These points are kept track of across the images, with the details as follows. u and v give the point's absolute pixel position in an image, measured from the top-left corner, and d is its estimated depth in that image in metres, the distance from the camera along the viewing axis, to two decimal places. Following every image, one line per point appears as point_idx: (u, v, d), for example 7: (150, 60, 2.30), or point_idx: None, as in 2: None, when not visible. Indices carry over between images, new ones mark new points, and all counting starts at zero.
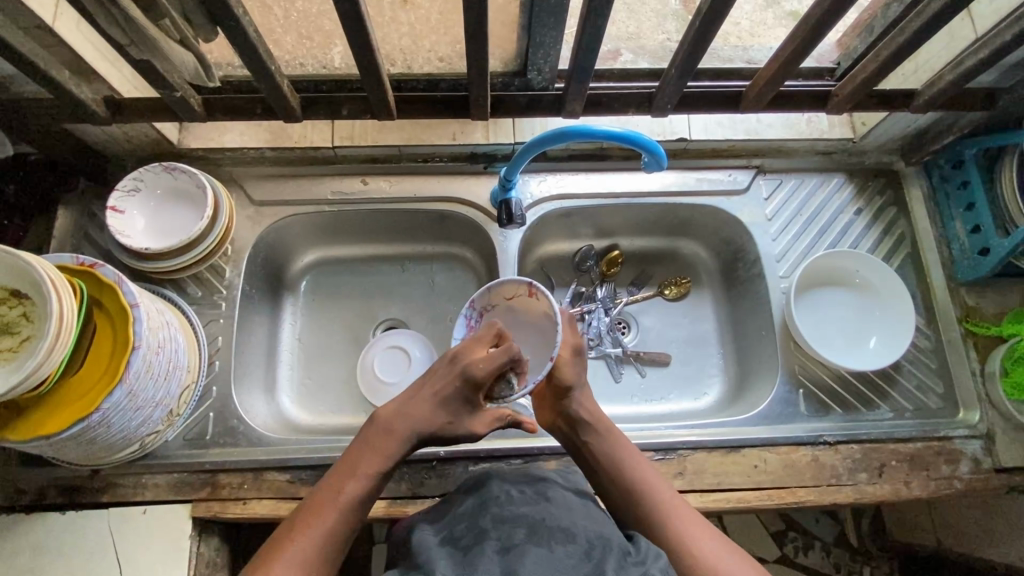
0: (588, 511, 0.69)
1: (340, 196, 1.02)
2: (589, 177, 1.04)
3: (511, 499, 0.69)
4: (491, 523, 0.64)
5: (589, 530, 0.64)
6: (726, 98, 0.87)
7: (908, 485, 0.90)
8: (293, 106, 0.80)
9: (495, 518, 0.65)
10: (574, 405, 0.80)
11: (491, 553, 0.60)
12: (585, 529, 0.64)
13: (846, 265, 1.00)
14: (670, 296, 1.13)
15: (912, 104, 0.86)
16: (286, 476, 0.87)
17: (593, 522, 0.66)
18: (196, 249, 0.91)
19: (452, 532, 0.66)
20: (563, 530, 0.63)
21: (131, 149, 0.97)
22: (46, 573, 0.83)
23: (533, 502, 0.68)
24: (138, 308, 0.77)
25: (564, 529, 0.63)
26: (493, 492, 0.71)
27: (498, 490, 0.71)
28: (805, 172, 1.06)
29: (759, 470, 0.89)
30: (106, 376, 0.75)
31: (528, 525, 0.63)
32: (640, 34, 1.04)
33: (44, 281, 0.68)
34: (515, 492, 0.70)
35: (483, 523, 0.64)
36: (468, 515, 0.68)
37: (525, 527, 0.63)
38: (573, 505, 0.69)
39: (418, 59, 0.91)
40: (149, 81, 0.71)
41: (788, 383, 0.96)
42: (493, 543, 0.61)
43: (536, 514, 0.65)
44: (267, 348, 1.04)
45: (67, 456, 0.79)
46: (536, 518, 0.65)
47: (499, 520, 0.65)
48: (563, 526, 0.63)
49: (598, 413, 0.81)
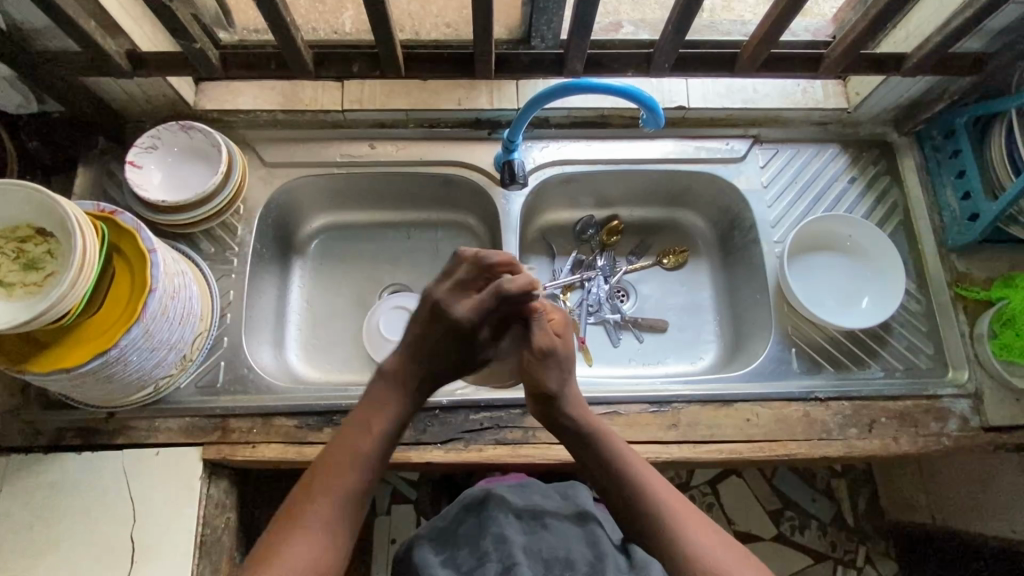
0: (583, 535, 0.78)
1: (348, 158, 1.05)
2: (590, 144, 1.08)
3: (510, 521, 0.78)
4: (493, 544, 0.74)
5: (587, 555, 0.76)
6: (721, 60, 0.90)
7: (897, 440, 0.92)
8: (306, 60, 0.83)
9: (496, 538, 0.75)
10: (565, 407, 0.78)
11: None
12: (581, 557, 0.75)
13: (839, 230, 1.03)
14: (668, 265, 1.16)
15: (902, 68, 0.89)
16: (294, 422, 0.91)
17: (587, 545, 0.77)
18: (211, 203, 0.95)
19: (454, 555, 0.76)
20: (560, 563, 0.74)
21: (149, 110, 1.01)
22: (62, 509, 0.86)
23: (531, 530, 0.78)
24: (155, 252, 0.80)
25: (562, 559, 0.74)
26: (492, 510, 0.79)
27: (497, 508, 0.79)
28: (801, 142, 1.09)
29: (752, 424, 0.92)
30: (125, 315, 0.79)
31: (528, 552, 0.74)
32: (642, 9, 1.08)
33: (70, 219, 0.71)
34: (513, 512, 0.79)
35: (485, 545, 0.75)
36: (471, 535, 0.78)
37: (525, 553, 0.74)
38: (568, 529, 0.79)
39: (426, 25, 0.96)
40: (171, 29, 0.75)
41: (782, 342, 0.99)
42: (494, 564, 0.72)
43: (533, 543, 0.76)
44: (276, 307, 1.07)
45: (85, 394, 0.82)
46: (534, 547, 0.75)
47: (499, 541, 0.74)
48: (560, 557, 0.74)
49: (590, 418, 0.79)
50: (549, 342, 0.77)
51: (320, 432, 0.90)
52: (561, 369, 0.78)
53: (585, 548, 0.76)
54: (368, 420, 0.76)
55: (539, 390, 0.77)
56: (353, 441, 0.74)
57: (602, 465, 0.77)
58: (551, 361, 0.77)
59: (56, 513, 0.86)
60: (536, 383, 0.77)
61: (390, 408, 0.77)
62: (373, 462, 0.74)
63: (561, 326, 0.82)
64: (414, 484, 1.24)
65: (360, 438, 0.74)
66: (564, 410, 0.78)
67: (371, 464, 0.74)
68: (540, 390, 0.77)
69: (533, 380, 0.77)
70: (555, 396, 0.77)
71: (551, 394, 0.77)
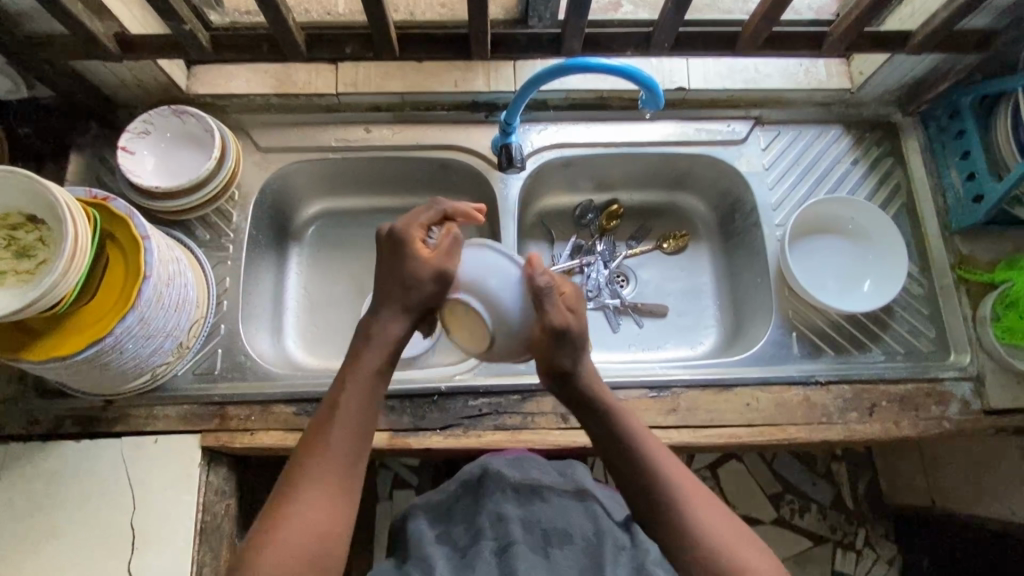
0: (583, 506, 0.81)
1: (343, 143, 1.04)
2: (589, 127, 1.06)
3: (508, 496, 0.80)
4: (489, 522, 0.77)
5: (586, 528, 0.78)
6: (723, 39, 0.89)
7: (898, 424, 0.92)
8: (298, 41, 0.82)
9: (492, 515, 0.78)
10: (581, 382, 0.75)
11: (488, 555, 0.73)
12: (580, 529, 0.78)
13: (841, 212, 1.02)
14: (668, 249, 1.14)
15: (907, 46, 0.87)
16: (293, 409, 0.91)
17: (586, 518, 0.79)
18: (204, 189, 0.94)
19: (451, 531, 0.80)
20: (557, 534, 0.77)
21: (141, 95, 0.99)
22: (62, 497, 0.86)
23: (527, 503, 0.80)
24: (149, 239, 0.79)
25: (560, 531, 0.77)
26: (490, 486, 0.81)
27: (495, 486, 0.81)
28: (803, 124, 1.07)
29: (752, 408, 0.92)
30: (119, 303, 0.78)
31: (524, 525, 0.77)
32: None
33: (60, 205, 0.71)
34: (510, 489, 0.81)
35: (483, 521, 0.78)
36: (469, 509, 0.81)
37: (521, 527, 0.77)
38: (566, 501, 0.81)
39: (420, 7, 0.95)
40: (158, 10, 0.73)
41: (782, 326, 0.98)
42: (489, 542, 0.75)
43: (529, 515, 0.78)
44: (273, 295, 1.06)
45: (82, 381, 0.82)
46: (531, 519, 0.78)
47: (496, 518, 0.77)
48: (557, 529, 0.77)
49: (604, 391, 0.76)
50: (564, 319, 0.71)
51: None
52: (575, 348, 0.73)
53: (585, 522, 0.79)
54: (352, 371, 0.72)
55: (550, 367, 0.73)
56: (338, 397, 0.71)
57: (611, 438, 0.74)
58: (562, 341, 0.71)
59: (57, 501, 0.86)
60: (549, 363, 0.73)
61: (376, 352, 0.73)
62: (361, 414, 0.71)
63: (574, 299, 0.73)
64: (415, 469, 1.24)
65: (343, 390, 0.71)
66: (581, 387, 0.75)
67: (357, 416, 0.70)
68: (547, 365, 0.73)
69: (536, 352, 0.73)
70: (569, 373, 0.74)
71: (563, 369, 0.73)
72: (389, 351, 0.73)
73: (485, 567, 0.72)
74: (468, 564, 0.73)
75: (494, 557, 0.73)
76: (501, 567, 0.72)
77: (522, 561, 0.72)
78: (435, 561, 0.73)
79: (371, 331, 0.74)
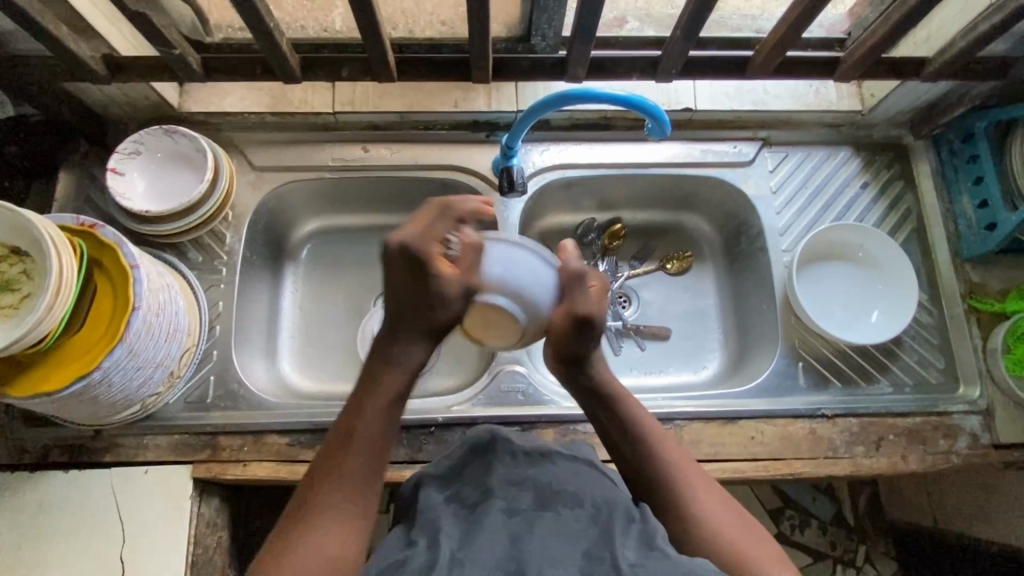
0: (595, 476, 0.66)
1: (340, 162, 1.01)
2: (592, 148, 1.03)
3: (517, 462, 0.66)
4: (500, 483, 0.63)
5: (595, 495, 0.62)
6: (732, 64, 0.86)
7: (905, 459, 0.90)
8: (293, 65, 0.79)
9: (502, 479, 0.63)
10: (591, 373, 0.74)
11: (497, 511, 0.59)
12: (592, 495, 0.62)
13: (850, 239, 0.99)
14: (671, 271, 1.12)
15: (922, 73, 0.85)
16: (287, 440, 0.89)
17: (598, 487, 0.64)
18: (196, 212, 0.91)
19: (457, 493, 0.64)
20: (570, 497, 0.61)
21: (131, 112, 0.96)
22: (50, 529, 0.84)
23: (537, 463, 0.66)
24: (138, 268, 0.77)
25: (570, 495, 0.62)
26: (497, 451, 0.68)
27: (502, 450, 0.68)
28: (812, 145, 1.04)
29: (756, 442, 0.90)
30: (107, 336, 0.75)
31: (534, 489, 0.62)
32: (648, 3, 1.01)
33: (44, 238, 0.68)
34: (519, 452, 0.68)
35: (491, 484, 0.63)
36: (473, 474, 0.66)
37: (532, 490, 0.62)
38: (578, 468, 0.67)
39: (419, 23, 0.90)
40: (148, 36, 0.71)
41: (789, 356, 0.96)
42: (499, 501, 0.60)
43: (541, 477, 0.64)
44: (268, 316, 1.04)
45: (69, 414, 0.80)
46: (541, 482, 0.63)
47: (505, 482, 0.63)
48: (569, 492, 0.62)
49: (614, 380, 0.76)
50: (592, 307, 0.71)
51: (314, 450, 0.88)
52: (592, 337, 0.72)
53: (594, 489, 0.63)
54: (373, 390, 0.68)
55: (561, 351, 0.73)
56: (355, 424, 0.67)
57: (620, 425, 0.73)
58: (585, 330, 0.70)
59: (45, 533, 0.84)
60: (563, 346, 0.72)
61: (387, 370, 0.68)
62: (378, 440, 0.67)
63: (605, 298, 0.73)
64: None
65: (358, 419, 0.67)
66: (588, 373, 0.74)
67: (374, 441, 0.66)
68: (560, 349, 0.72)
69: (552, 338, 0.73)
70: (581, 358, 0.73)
71: (574, 354, 0.73)
72: (404, 374, 0.69)
73: (490, 525, 0.57)
74: (472, 524, 0.58)
75: (501, 517, 0.58)
76: (507, 532, 0.56)
77: (530, 522, 0.57)
78: (444, 525, 0.58)
79: (383, 346, 0.69)
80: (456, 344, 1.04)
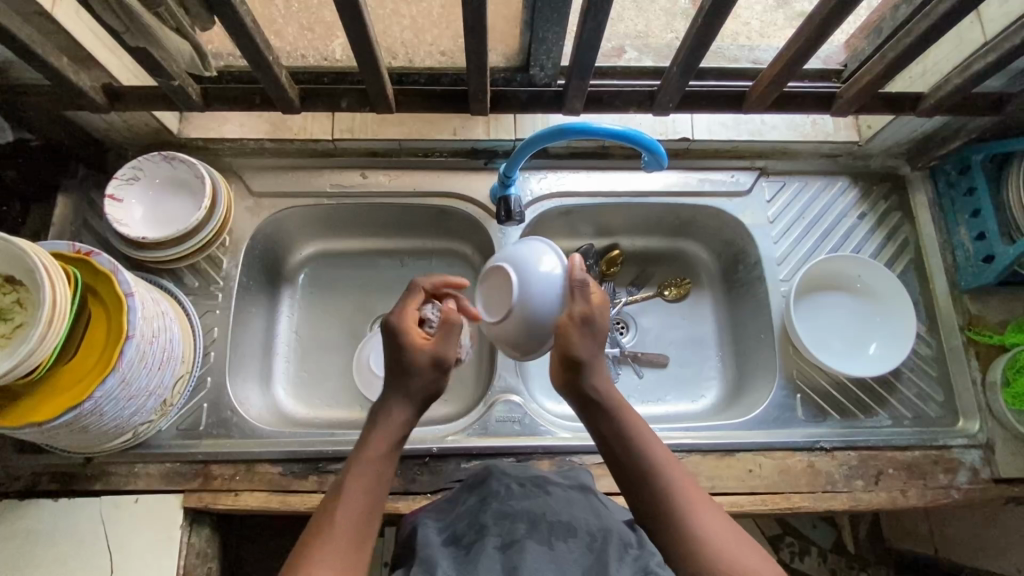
0: (590, 505, 0.68)
1: (338, 189, 1.01)
2: (589, 176, 1.04)
3: (511, 493, 0.67)
4: (493, 519, 0.63)
5: (590, 524, 0.64)
6: (728, 98, 0.87)
7: (905, 493, 0.89)
8: (291, 96, 0.79)
9: (496, 514, 0.64)
10: (588, 381, 0.71)
11: (492, 550, 0.59)
12: (587, 524, 0.63)
13: (848, 270, 0.99)
14: (670, 297, 1.11)
15: (919, 108, 0.85)
16: (278, 469, 0.88)
17: (593, 515, 0.65)
18: (193, 239, 0.91)
19: (454, 530, 0.65)
20: (564, 527, 0.62)
21: (131, 138, 0.97)
22: (35, 558, 0.83)
23: (532, 495, 0.67)
24: (132, 297, 0.77)
25: (565, 524, 0.62)
26: (493, 487, 0.70)
27: (497, 484, 0.70)
28: (809, 175, 1.05)
29: (754, 475, 0.89)
30: (98, 366, 0.75)
31: (528, 519, 0.63)
32: (649, 32, 1.03)
33: (39, 269, 0.68)
34: (514, 486, 0.69)
35: (485, 519, 0.63)
36: (471, 509, 0.67)
37: (526, 521, 0.62)
38: (572, 498, 0.68)
39: (419, 53, 0.88)
40: (147, 70, 0.70)
41: (786, 387, 0.95)
42: (493, 539, 0.61)
43: (536, 509, 0.64)
44: (264, 341, 1.03)
45: (61, 443, 0.79)
46: (536, 512, 0.64)
47: (500, 515, 0.63)
48: (563, 522, 0.63)
49: (612, 390, 0.73)
50: (586, 312, 0.70)
51: (306, 480, 0.87)
52: (598, 340, 0.71)
53: (588, 518, 0.65)
54: (366, 449, 0.68)
55: (570, 357, 0.70)
56: (359, 473, 0.66)
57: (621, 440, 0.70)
58: (592, 328, 0.70)
59: (29, 563, 0.82)
60: (566, 349, 0.70)
61: (387, 440, 0.69)
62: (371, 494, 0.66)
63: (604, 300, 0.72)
64: None
65: (356, 474, 0.66)
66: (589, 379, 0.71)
67: (367, 496, 0.65)
68: (569, 356, 0.70)
69: (561, 347, 0.70)
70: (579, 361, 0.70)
71: (581, 361, 0.70)
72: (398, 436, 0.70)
73: (485, 564, 0.57)
74: (468, 561, 0.58)
75: (497, 554, 0.59)
76: (503, 565, 0.57)
77: (526, 555, 0.57)
78: (438, 560, 0.59)
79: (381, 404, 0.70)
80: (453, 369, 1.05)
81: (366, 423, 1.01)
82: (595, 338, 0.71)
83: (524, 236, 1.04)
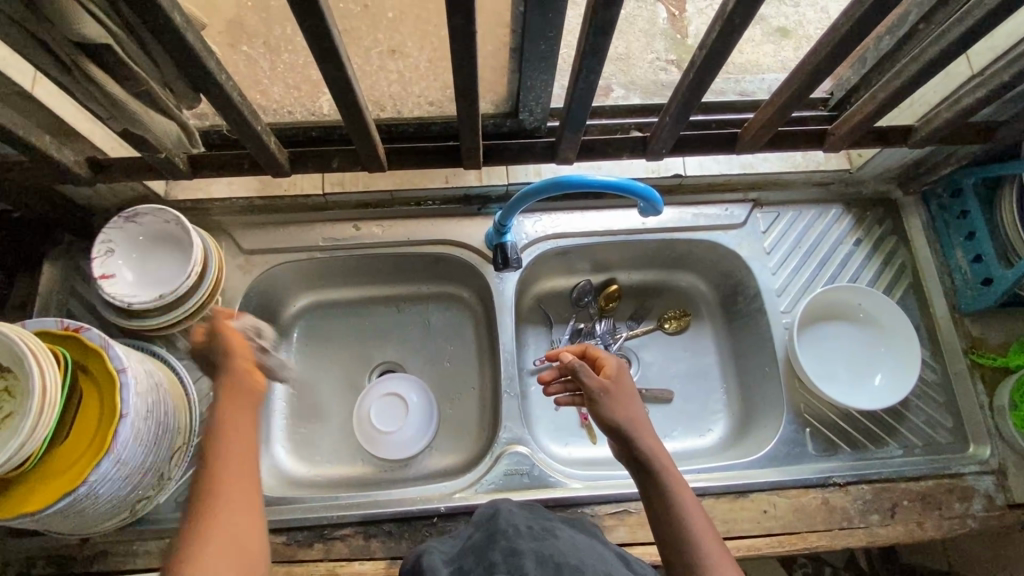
0: (596, 552, 0.66)
1: (331, 242, 1.00)
2: (584, 216, 1.03)
3: (520, 534, 0.66)
4: (501, 556, 0.61)
5: (598, 567, 0.61)
6: (720, 139, 0.87)
7: (921, 525, 0.88)
8: (281, 160, 0.78)
9: (504, 551, 0.62)
10: (632, 445, 0.72)
11: None
12: (596, 567, 0.61)
13: (849, 299, 0.99)
14: (670, 330, 1.10)
15: (910, 140, 0.86)
16: (282, 538, 0.85)
17: (600, 559, 0.63)
18: (183, 305, 0.89)
19: (461, 565, 0.64)
20: (573, 566, 0.59)
21: (117, 202, 0.95)
22: None
23: (540, 537, 0.65)
24: (125, 373, 0.74)
25: (572, 565, 0.60)
26: (502, 525, 0.68)
27: (505, 524, 0.68)
28: (802, 204, 1.05)
29: (769, 516, 0.87)
30: (92, 448, 0.72)
31: (535, 557, 0.60)
32: (630, 55, 1.05)
33: (27, 356, 0.66)
34: (522, 527, 0.67)
35: (493, 556, 0.61)
36: (479, 548, 0.65)
37: (533, 560, 0.60)
38: (580, 543, 0.66)
39: (407, 103, 0.88)
40: (132, 146, 0.69)
41: (795, 422, 0.94)
42: None
43: (543, 549, 0.62)
44: (260, 400, 1.01)
45: (56, 528, 0.76)
46: (543, 552, 0.61)
47: (508, 552, 0.61)
48: (571, 563, 0.60)
49: (663, 457, 0.72)
50: (601, 384, 0.75)
51: (311, 548, 0.85)
52: (626, 400, 0.75)
53: (596, 563, 0.62)
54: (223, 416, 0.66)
55: (607, 423, 0.73)
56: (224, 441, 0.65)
57: (664, 504, 0.69)
58: (618, 393, 0.75)
59: None
60: (600, 415, 0.74)
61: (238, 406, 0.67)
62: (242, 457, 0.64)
63: (612, 368, 0.79)
64: None
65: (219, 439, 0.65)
66: (635, 445, 0.72)
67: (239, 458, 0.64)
68: (605, 421, 0.73)
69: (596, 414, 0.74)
70: (621, 426, 0.73)
71: (617, 425, 0.73)
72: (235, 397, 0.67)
73: None
74: None
75: None
76: None
77: None
78: None
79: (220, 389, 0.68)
80: (455, 417, 1.03)
81: (370, 480, 0.99)
82: (624, 399, 0.75)
83: (521, 279, 1.03)
